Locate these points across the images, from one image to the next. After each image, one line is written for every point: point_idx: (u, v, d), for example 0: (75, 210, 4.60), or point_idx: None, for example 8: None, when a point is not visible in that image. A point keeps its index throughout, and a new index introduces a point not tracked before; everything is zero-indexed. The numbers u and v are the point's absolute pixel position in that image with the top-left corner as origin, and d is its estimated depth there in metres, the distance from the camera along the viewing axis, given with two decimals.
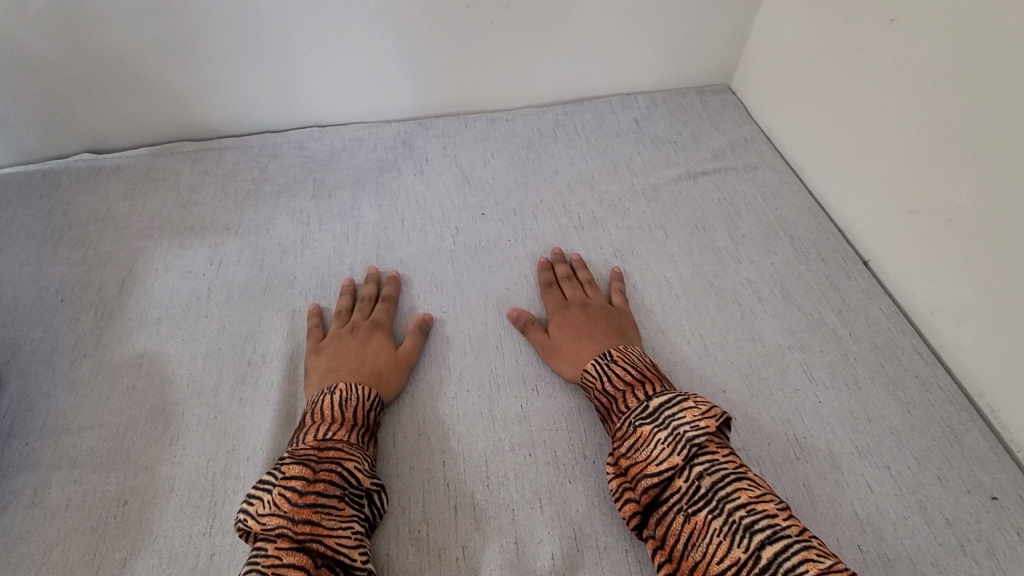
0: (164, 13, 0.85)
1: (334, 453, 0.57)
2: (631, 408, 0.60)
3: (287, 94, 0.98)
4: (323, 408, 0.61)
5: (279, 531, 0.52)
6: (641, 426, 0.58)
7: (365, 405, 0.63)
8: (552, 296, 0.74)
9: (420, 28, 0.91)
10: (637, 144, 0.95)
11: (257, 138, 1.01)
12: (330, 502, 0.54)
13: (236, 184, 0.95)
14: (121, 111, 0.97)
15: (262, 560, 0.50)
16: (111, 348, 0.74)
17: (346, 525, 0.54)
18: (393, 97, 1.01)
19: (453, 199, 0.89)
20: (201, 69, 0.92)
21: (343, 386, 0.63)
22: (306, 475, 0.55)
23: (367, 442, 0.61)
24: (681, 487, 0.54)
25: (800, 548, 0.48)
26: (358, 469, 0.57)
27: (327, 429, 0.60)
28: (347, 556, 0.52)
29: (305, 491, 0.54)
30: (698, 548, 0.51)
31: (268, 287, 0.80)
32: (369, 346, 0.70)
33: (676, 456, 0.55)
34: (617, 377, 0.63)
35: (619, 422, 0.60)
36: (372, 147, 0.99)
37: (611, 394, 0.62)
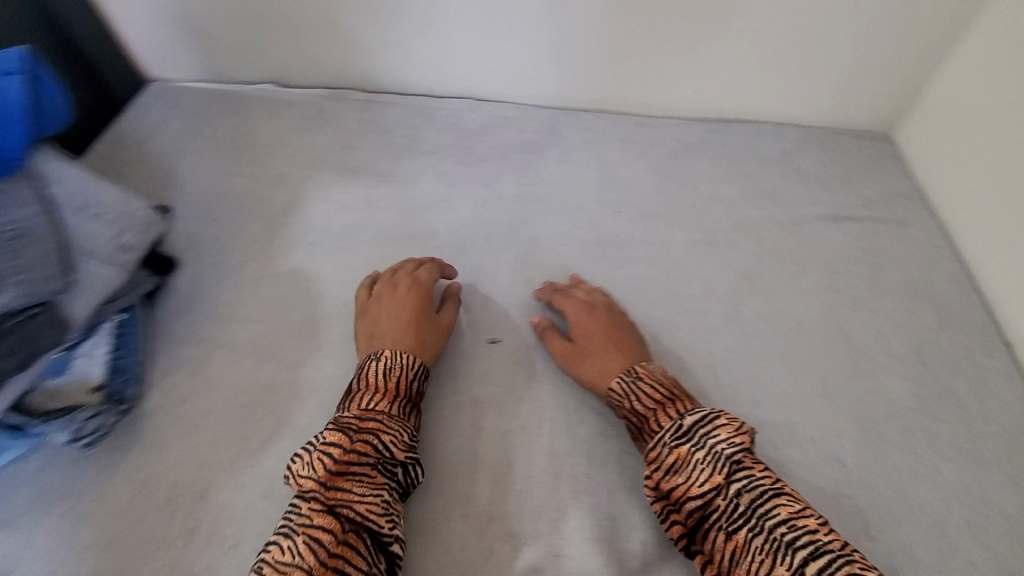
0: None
1: (372, 424, 0.60)
2: (663, 425, 0.60)
3: (453, 63, 1.05)
4: (368, 375, 0.64)
5: (314, 496, 0.55)
6: (676, 448, 0.58)
7: (408, 374, 0.65)
8: (564, 299, 0.75)
9: (595, 23, 0.95)
10: (783, 175, 0.94)
11: (418, 99, 1.08)
12: (361, 470, 0.57)
13: (393, 136, 1.02)
14: (309, 52, 1.07)
15: (295, 519, 0.54)
16: (272, 258, 0.83)
17: (376, 493, 0.56)
18: (550, 83, 1.05)
19: (591, 191, 0.92)
20: (385, 27, 1.00)
21: (389, 353, 0.66)
22: (343, 442, 0.58)
23: (406, 412, 0.64)
24: (722, 506, 0.54)
25: (843, 562, 0.48)
26: (391, 442, 0.59)
27: (370, 399, 0.62)
28: (375, 521, 0.55)
29: (341, 458, 0.57)
30: (742, 565, 0.51)
31: (411, 236, 0.86)
32: (417, 312, 0.71)
33: (716, 476, 0.55)
34: (647, 395, 0.63)
35: (652, 442, 0.59)
36: (521, 128, 1.02)
37: (643, 412, 0.62)
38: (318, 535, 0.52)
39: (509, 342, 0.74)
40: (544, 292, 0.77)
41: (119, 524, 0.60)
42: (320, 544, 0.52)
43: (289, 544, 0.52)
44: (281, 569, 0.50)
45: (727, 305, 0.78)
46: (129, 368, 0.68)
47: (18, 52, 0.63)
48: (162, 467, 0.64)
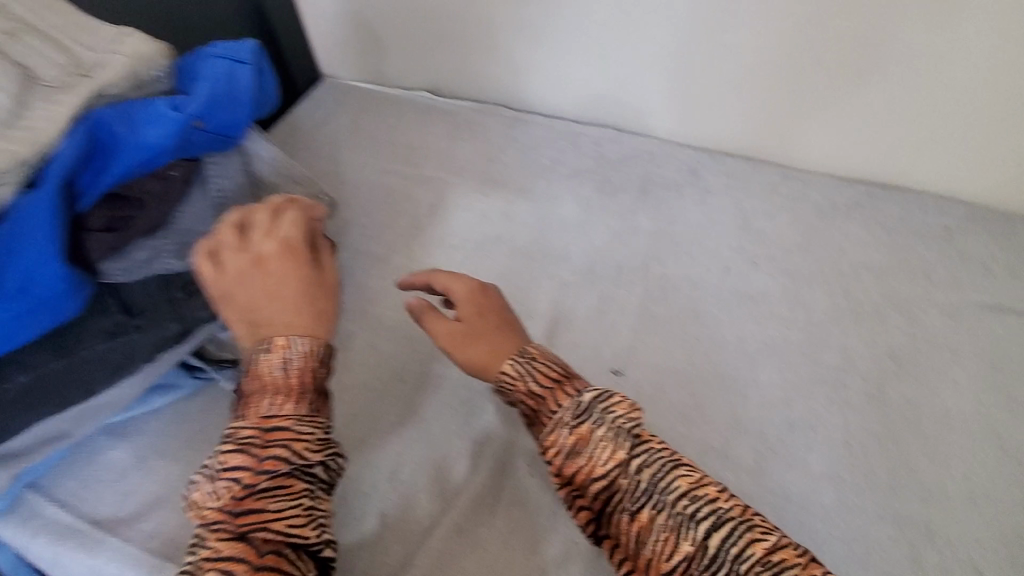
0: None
1: (278, 436, 0.57)
2: (563, 405, 0.59)
3: (607, 94, 1.07)
4: (259, 369, 0.60)
5: (220, 525, 0.54)
6: (576, 430, 0.58)
7: (309, 365, 0.61)
8: (448, 274, 0.70)
9: (763, 72, 0.94)
10: (944, 254, 0.88)
11: (564, 121, 1.11)
12: (275, 485, 0.56)
13: (537, 156, 1.05)
14: (470, 65, 1.13)
15: (199, 554, 0.52)
16: (417, 255, 0.89)
17: (294, 505, 0.56)
18: (702, 125, 1.05)
19: (730, 237, 0.89)
20: (549, 50, 1.05)
21: (283, 341, 0.61)
22: (249, 466, 0.55)
23: (317, 408, 0.61)
24: (624, 486, 0.56)
25: (744, 530, 0.52)
26: (308, 448, 0.58)
27: (273, 404, 0.59)
28: (299, 532, 0.55)
29: (249, 483, 0.55)
30: (648, 545, 0.54)
31: (545, 255, 0.88)
32: (308, 295, 0.64)
33: (619, 452, 0.56)
34: (542, 374, 0.61)
35: (550, 426, 0.59)
36: (662, 164, 1.01)
37: (538, 395, 0.60)
38: (229, 568, 0.51)
39: (632, 378, 0.73)
40: (420, 275, 0.71)
41: None
42: (233, 573, 0.51)
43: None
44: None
45: (870, 382, 0.75)
46: None
47: (250, 48, 0.69)
48: None
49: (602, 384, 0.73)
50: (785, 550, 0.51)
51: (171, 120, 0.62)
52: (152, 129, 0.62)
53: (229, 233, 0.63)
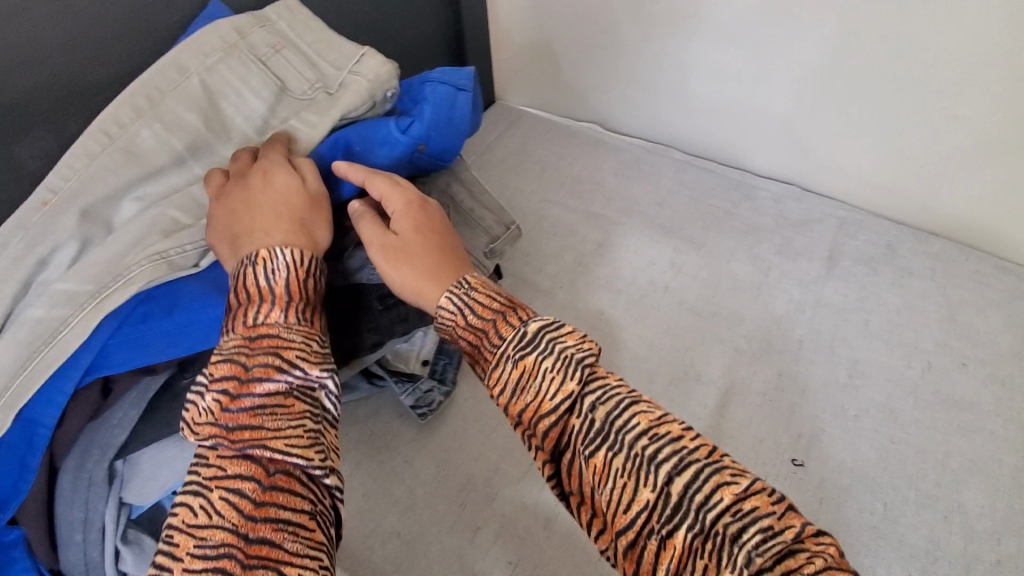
0: (762, 43, 0.93)
1: (268, 343, 0.52)
2: (506, 335, 0.50)
3: (796, 151, 1.01)
4: (242, 281, 0.54)
5: (217, 443, 0.48)
6: (521, 360, 0.49)
7: (300, 274, 0.55)
8: (387, 181, 0.61)
9: (998, 152, 0.85)
10: None
11: (741, 173, 1.06)
12: (271, 400, 0.50)
13: (709, 205, 1.01)
14: (649, 104, 1.11)
15: (203, 472, 0.47)
16: (580, 294, 0.88)
17: (293, 423, 0.50)
18: (904, 200, 0.97)
19: (932, 330, 0.81)
20: (740, 98, 1.01)
21: (264, 252, 0.54)
22: (238, 374, 0.50)
23: (309, 319, 0.55)
24: (575, 425, 0.46)
25: (710, 472, 0.42)
26: (299, 356, 0.52)
27: (254, 312, 0.53)
28: (299, 453, 0.48)
29: (236, 393, 0.49)
30: (604, 494, 0.44)
31: (716, 315, 0.84)
32: (283, 202, 0.58)
33: (569, 384, 0.47)
34: (483, 306, 0.53)
35: (495, 361, 0.50)
36: (854, 235, 0.93)
37: (481, 326, 0.52)
38: (235, 488, 0.46)
39: (815, 471, 0.68)
40: (356, 171, 0.61)
41: (420, 492, 0.68)
42: (238, 495, 0.46)
43: (201, 502, 0.46)
44: (194, 531, 0.45)
45: None
46: (448, 353, 0.76)
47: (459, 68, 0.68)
48: (462, 456, 0.70)
49: (779, 473, 0.68)
50: (759, 496, 0.42)
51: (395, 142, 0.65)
52: (384, 152, 0.66)
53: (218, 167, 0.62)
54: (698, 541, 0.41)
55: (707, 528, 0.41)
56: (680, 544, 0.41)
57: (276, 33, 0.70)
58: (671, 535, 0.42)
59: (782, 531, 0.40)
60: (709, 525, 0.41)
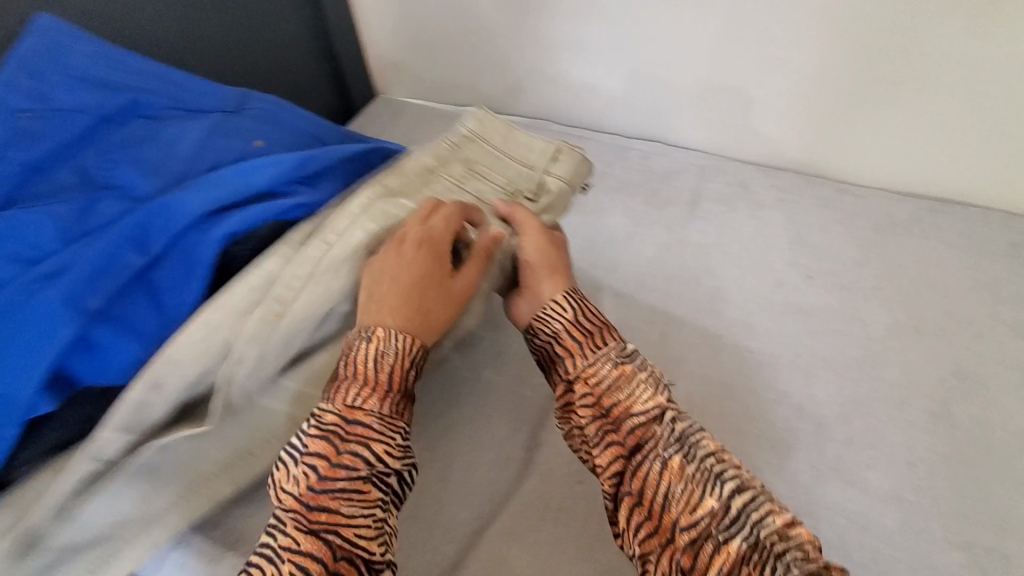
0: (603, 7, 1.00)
1: (361, 431, 0.53)
2: (607, 346, 0.59)
3: (656, 109, 1.09)
4: (357, 358, 0.56)
5: (295, 515, 0.50)
6: (619, 364, 0.57)
7: (402, 365, 0.57)
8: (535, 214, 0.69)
9: (822, 84, 0.94)
10: (1014, 271, 0.85)
11: (612, 137, 1.13)
12: (351, 488, 0.51)
13: (585, 169, 1.07)
14: (521, 81, 1.17)
15: (278, 540, 0.49)
16: None
17: (367, 512, 0.51)
18: (756, 141, 1.06)
19: (783, 251, 0.89)
20: (597, 68, 1.08)
21: (382, 334, 0.57)
22: (329, 455, 0.52)
23: (398, 408, 0.56)
24: (657, 432, 0.53)
25: (767, 500, 0.48)
26: (384, 450, 0.54)
27: (356, 392, 0.55)
28: (368, 545, 0.50)
29: (325, 472, 0.51)
30: (671, 491, 0.49)
31: (594, 265, 0.90)
32: (430, 273, 0.60)
33: (659, 395, 0.55)
34: (588, 318, 0.61)
35: (594, 357, 0.58)
36: (713, 178, 1.03)
37: (584, 333, 0.60)
38: (305, 565, 0.47)
39: (683, 388, 0.74)
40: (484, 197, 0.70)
41: None
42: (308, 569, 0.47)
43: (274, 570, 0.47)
44: None
45: (935, 403, 0.70)
46: None
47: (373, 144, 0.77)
48: None
49: None
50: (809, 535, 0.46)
51: (291, 199, 0.67)
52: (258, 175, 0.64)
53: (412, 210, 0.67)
54: (753, 553, 0.45)
55: (760, 543, 0.46)
56: (735, 551, 0.46)
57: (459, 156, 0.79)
58: (727, 543, 0.46)
59: (817, 560, 0.44)
60: (762, 539, 0.46)
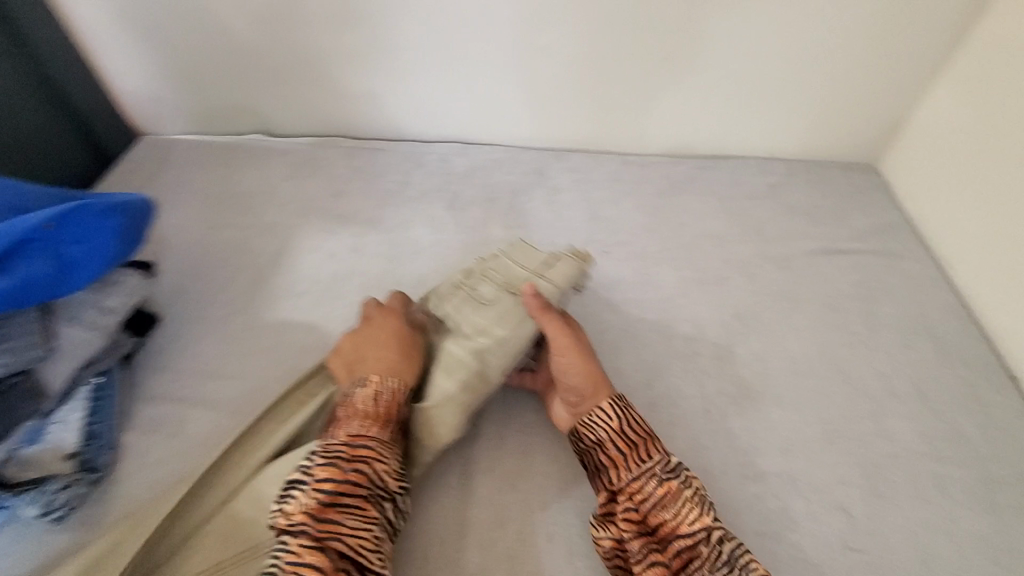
0: (361, 10, 0.95)
1: (365, 452, 0.58)
2: (652, 459, 0.59)
3: (442, 110, 1.07)
4: (359, 399, 0.63)
5: (307, 528, 0.53)
6: (665, 480, 0.57)
7: (396, 401, 0.64)
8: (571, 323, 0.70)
9: (582, 65, 0.98)
10: (772, 210, 0.95)
11: (408, 144, 1.09)
12: (353, 503, 0.55)
13: (382, 183, 1.02)
14: (300, 100, 1.09)
15: (283, 555, 0.52)
16: (258, 311, 0.83)
17: (367, 527, 0.55)
18: (541, 127, 1.07)
19: (580, 232, 0.93)
20: (373, 77, 1.03)
21: (378, 378, 0.65)
22: (335, 476, 0.56)
23: (396, 440, 0.62)
24: (703, 552, 0.53)
25: None
26: (384, 472, 0.58)
27: (360, 423, 0.61)
28: (367, 558, 0.54)
29: (332, 492, 0.55)
30: None
31: (398, 283, 0.85)
32: (409, 339, 0.69)
33: (705, 515, 0.55)
34: (632, 429, 0.61)
35: (638, 471, 0.58)
36: (509, 170, 1.04)
37: (631, 444, 0.60)
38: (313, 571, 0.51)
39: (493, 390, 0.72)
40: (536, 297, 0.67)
41: None
42: None
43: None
44: None
45: (721, 346, 0.75)
46: (103, 436, 0.69)
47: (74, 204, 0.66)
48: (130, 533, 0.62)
49: None
50: None
51: None
52: None
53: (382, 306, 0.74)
54: None
55: None
56: None
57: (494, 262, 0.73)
58: None
59: None
60: None
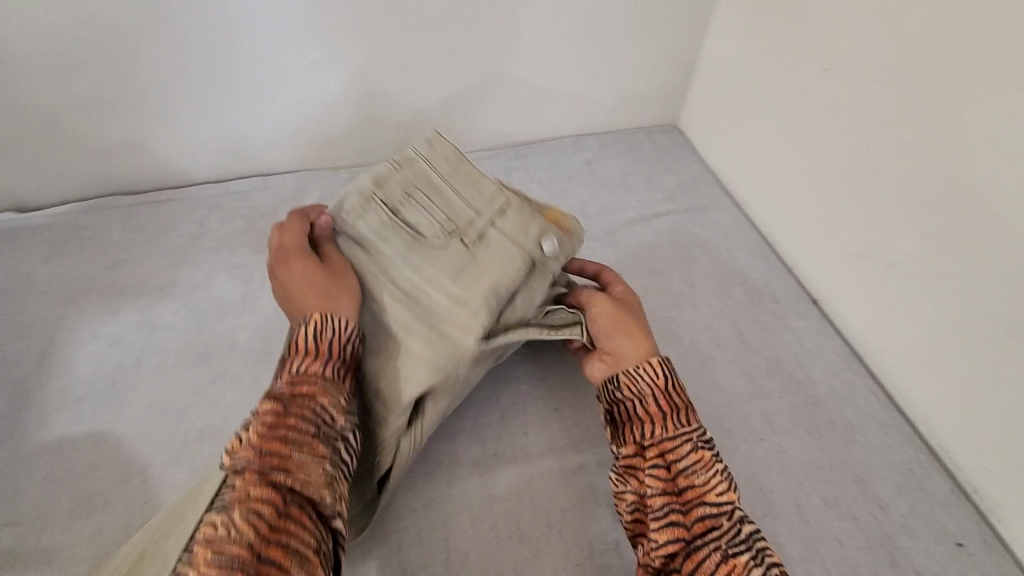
0: (92, 43, 0.80)
1: (308, 387, 0.50)
2: (690, 427, 0.55)
3: (228, 145, 0.95)
4: (301, 337, 0.53)
5: (249, 463, 0.44)
6: (701, 448, 0.53)
7: (343, 337, 0.55)
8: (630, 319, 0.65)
9: (369, 73, 0.92)
10: (590, 187, 0.96)
11: (197, 188, 0.95)
12: (304, 438, 0.47)
13: (171, 240, 0.88)
14: (46, 163, 0.90)
15: (226, 498, 0.43)
16: (28, 434, 0.68)
17: (321, 461, 0.47)
18: (344, 145, 1.00)
19: None
20: (133, 124, 0.89)
21: (318, 314, 0.55)
22: (277, 408, 0.47)
23: (345, 375, 0.54)
24: (725, 526, 0.50)
25: None
26: (333, 405, 0.50)
27: (304, 361, 0.52)
28: (320, 492, 0.45)
29: (276, 425, 0.46)
30: None
31: (205, 353, 0.74)
32: (323, 271, 0.59)
33: (734, 491, 0.51)
34: (678, 391, 0.57)
35: (678, 432, 0.54)
36: (318, 197, 0.95)
37: (672, 406, 0.56)
38: (257, 509, 0.42)
39: None
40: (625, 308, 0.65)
41: None
42: (260, 517, 0.42)
43: (222, 520, 0.41)
44: (207, 557, 0.39)
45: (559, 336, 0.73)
46: None
47: None
48: None
49: None
50: None
51: None
52: None
53: (291, 237, 0.62)
54: None
55: None
56: None
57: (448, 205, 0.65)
58: None
59: None
60: None
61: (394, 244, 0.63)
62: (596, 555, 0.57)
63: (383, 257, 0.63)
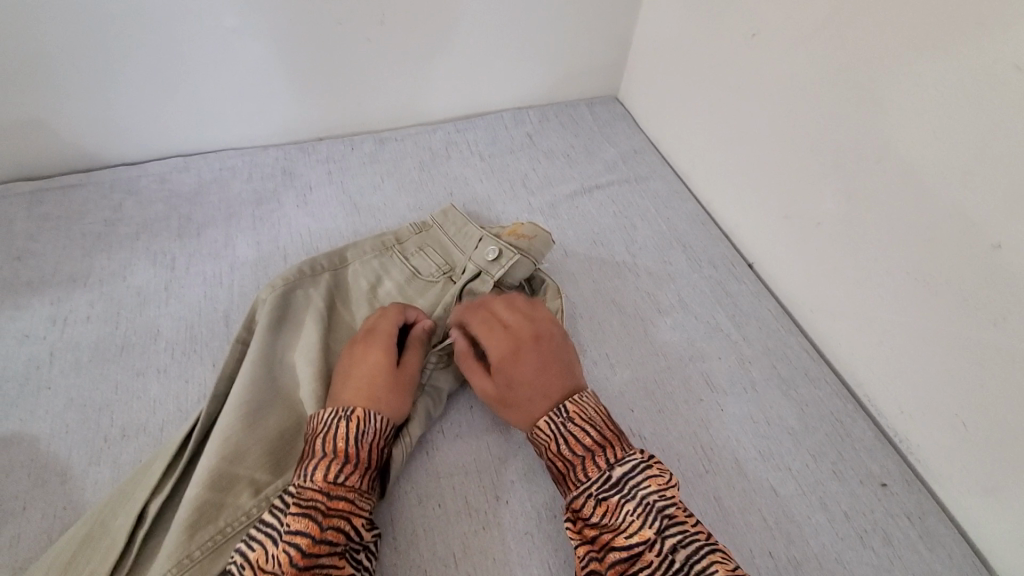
0: None
1: (343, 504, 0.50)
2: (589, 478, 0.53)
3: (142, 122, 0.88)
4: (336, 438, 0.52)
5: None
6: (603, 498, 0.52)
7: (379, 442, 0.55)
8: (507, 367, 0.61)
9: (293, 44, 0.86)
10: (532, 159, 0.95)
11: (110, 171, 0.88)
12: (332, 564, 0.47)
13: (83, 227, 0.81)
14: None
15: None
16: None
17: None
18: (271, 120, 0.95)
19: (342, 230, 0.84)
20: (28, 101, 0.80)
21: (360, 415, 0.54)
22: (313, 531, 0.47)
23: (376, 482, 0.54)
24: (650, 563, 0.48)
25: None
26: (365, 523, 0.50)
27: (338, 469, 0.51)
28: None
29: (309, 549, 0.46)
30: None
31: (126, 346, 0.69)
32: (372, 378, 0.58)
33: (646, 530, 0.49)
34: (574, 440, 0.55)
35: (577, 489, 0.53)
36: (247, 177, 0.90)
37: (568, 459, 0.55)
38: None
39: None
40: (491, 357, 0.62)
41: None
42: None
43: None
44: None
45: None
46: None
47: None
48: None
49: None
50: None
51: None
52: None
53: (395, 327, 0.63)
54: None
55: None
56: None
57: (439, 247, 0.75)
58: None
59: None
60: None
61: (394, 274, 0.72)
62: (543, 523, 0.57)
63: (368, 299, 0.70)
